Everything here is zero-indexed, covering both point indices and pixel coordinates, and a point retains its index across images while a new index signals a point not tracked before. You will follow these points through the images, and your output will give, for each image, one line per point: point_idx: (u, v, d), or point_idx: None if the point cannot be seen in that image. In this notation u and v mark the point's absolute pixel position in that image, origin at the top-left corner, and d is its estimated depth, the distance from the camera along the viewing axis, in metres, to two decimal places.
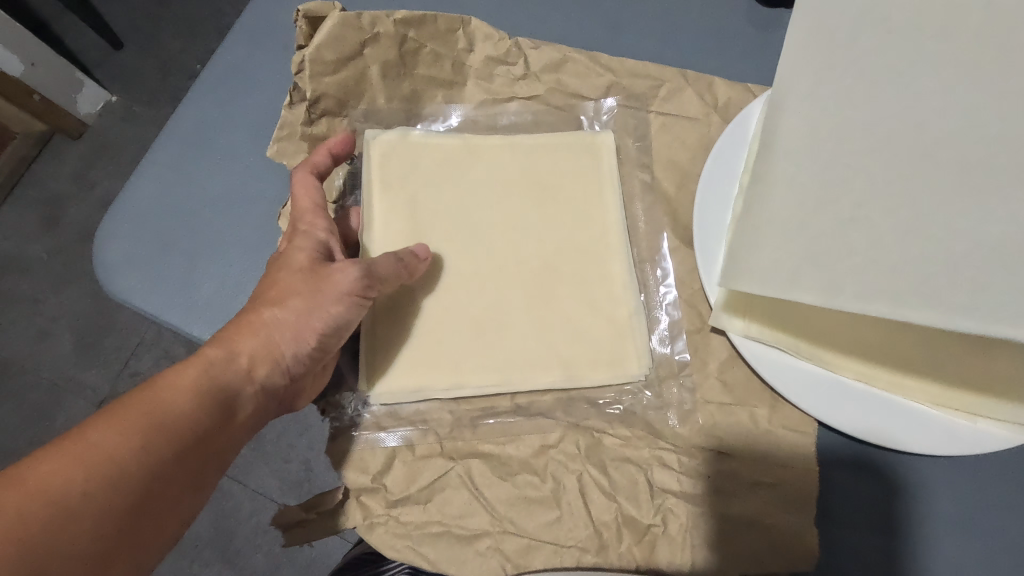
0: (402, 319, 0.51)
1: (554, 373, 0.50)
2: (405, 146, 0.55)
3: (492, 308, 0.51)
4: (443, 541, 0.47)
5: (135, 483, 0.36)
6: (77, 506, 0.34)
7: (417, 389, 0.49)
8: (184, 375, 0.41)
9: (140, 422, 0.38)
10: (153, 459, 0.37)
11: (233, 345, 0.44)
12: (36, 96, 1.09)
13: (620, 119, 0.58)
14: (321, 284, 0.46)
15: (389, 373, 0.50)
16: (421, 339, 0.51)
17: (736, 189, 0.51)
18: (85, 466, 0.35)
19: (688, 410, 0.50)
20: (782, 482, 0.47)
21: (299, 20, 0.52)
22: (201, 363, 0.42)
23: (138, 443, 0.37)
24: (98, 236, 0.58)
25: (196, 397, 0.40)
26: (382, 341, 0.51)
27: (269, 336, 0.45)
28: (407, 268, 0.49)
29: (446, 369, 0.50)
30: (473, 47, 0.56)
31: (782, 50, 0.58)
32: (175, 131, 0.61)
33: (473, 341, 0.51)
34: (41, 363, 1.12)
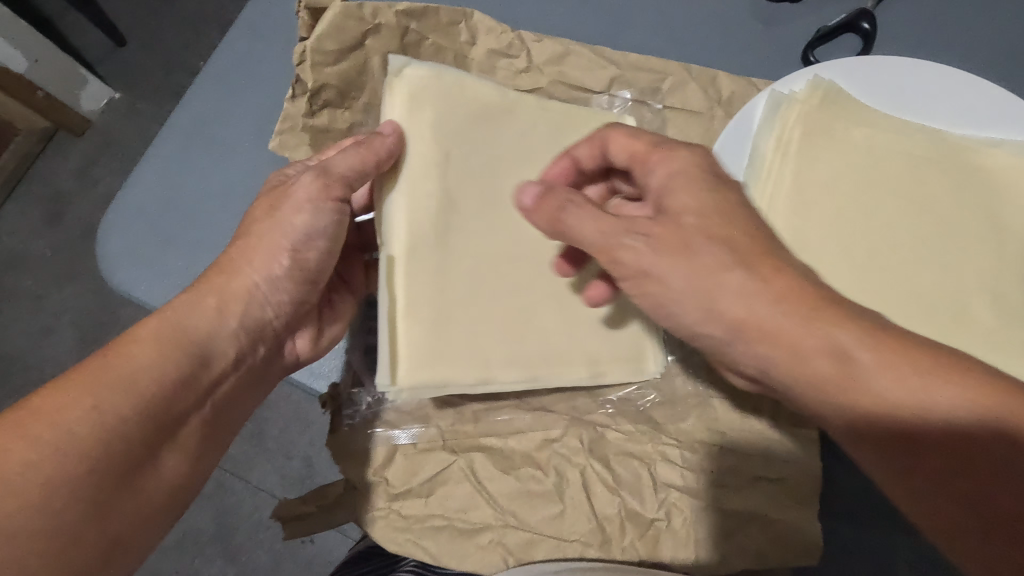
0: (427, 303, 0.43)
1: (577, 370, 0.48)
2: (442, 85, 0.45)
3: (517, 297, 0.47)
4: (445, 533, 0.47)
5: (97, 442, 0.35)
6: (24, 481, 0.33)
7: (442, 383, 0.43)
8: (142, 330, 0.39)
9: (94, 382, 0.36)
10: (106, 420, 0.36)
11: (192, 295, 0.43)
12: (39, 93, 1.09)
13: (634, 111, 0.57)
14: (278, 208, 0.45)
15: (407, 362, 0.42)
16: (446, 327, 0.44)
17: (740, 183, 0.50)
18: (32, 436, 0.34)
19: (694, 404, 0.50)
20: (784, 477, 0.47)
21: (300, 12, 0.51)
22: (162, 317, 0.41)
23: (89, 404, 0.36)
24: (102, 229, 0.58)
25: (152, 353, 0.39)
26: (401, 329, 0.43)
27: (238, 282, 0.44)
28: (367, 148, 0.42)
29: (473, 366, 0.44)
30: (475, 40, 0.56)
31: (786, 44, 0.58)
32: (178, 124, 0.61)
33: (498, 333, 0.46)
34: (43, 359, 1.12)
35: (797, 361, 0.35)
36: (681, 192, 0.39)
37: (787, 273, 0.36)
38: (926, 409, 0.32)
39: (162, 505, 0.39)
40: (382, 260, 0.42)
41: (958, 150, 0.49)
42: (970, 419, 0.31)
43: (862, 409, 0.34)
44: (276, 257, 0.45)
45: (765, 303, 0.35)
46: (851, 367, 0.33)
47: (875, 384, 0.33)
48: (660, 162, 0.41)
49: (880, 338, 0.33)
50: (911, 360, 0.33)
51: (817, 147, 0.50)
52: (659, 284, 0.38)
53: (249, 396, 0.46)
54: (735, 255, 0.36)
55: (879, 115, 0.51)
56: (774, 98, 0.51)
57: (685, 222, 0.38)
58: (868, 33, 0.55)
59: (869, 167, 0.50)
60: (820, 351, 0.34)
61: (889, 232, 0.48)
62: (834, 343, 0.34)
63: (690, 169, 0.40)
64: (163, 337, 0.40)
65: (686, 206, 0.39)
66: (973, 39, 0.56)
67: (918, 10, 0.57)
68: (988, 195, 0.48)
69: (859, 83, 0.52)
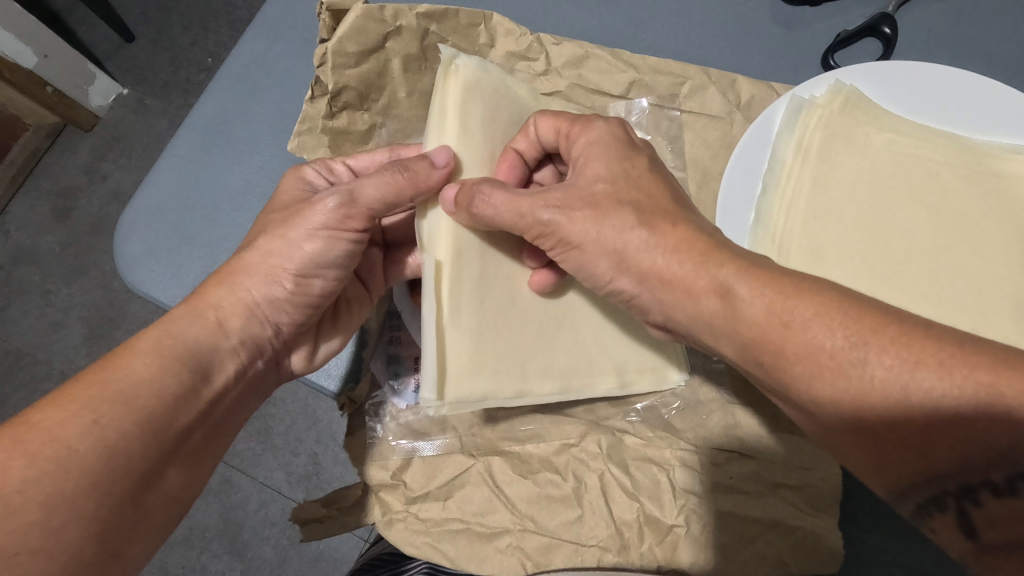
0: (470, 312, 0.41)
1: (608, 379, 0.49)
2: (485, 87, 0.45)
3: (551, 307, 0.47)
4: (463, 537, 0.48)
5: (96, 459, 0.34)
6: (23, 498, 0.31)
7: (483, 397, 0.42)
8: (142, 344, 0.38)
9: (93, 397, 0.35)
10: (107, 435, 0.34)
11: (193, 308, 0.42)
12: (49, 88, 1.09)
13: (653, 117, 0.57)
14: (286, 228, 0.44)
15: (454, 375, 0.40)
16: (487, 338, 0.42)
17: (758, 189, 0.50)
18: (31, 451, 0.32)
19: (716, 408, 0.51)
20: (804, 484, 0.48)
21: (322, 13, 0.50)
22: (161, 331, 0.40)
23: (90, 417, 0.34)
24: (120, 228, 0.58)
25: (150, 363, 0.38)
26: (447, 340, 0.40)
27: (243, 295, 0.43)
28: (411, 175, 0.40)
29: (511, 377, 0.44)
30: (494, 42, 0.57)
31: (806, 48, 0.57)
32: (195, 124, 0.61)
33: (533, 343, 0.46)
34: (52, 353, 1.12)
35: (685, 304, 0.37)
36: (594, 162, 0.42)
37: (686, 229, 0.38)
38: (857, 366, 0.30)
39: (162, 518, 0.38)
40: (430, 267, 0.40)
41: (979, 155, 0.49)
42: (900, 383, 0.29)
43: (745, 339, 0.35)
44: (277, 280, 0.44)
45: (663, 253, 0.38)
46: (732, 304, 0.35)
47: (813, 335, 0.32)
48: (582, 133, 0.44)
49: (830, 305, 0.32)
50: (784, 294, 0.34)
51: (836, 153, 0.50)
52: (577, 247, 0.40)
53: (244, 410, 0.45)
54: (639, 215, 0.39)
55: (900, 121, 0.51)
56: (795, 102, 0.51)
57: (596, 189, 0.41)
58: (889, 38, 0.54)
59: (889, 173, 0.49)
60: (707, 290, 0.36)
61: (909, 237, 0.48)
62: (717, 282, 0.36)
63: (607, 139, 0.43)
64: (166, 348, 0.39)
65: (599, 174, 0.42)
66: (994, 43, 0.56)
67: (939, 14, 0.56)
68: (1006, 201, 0.48)
69: (879, 88, 0.52)
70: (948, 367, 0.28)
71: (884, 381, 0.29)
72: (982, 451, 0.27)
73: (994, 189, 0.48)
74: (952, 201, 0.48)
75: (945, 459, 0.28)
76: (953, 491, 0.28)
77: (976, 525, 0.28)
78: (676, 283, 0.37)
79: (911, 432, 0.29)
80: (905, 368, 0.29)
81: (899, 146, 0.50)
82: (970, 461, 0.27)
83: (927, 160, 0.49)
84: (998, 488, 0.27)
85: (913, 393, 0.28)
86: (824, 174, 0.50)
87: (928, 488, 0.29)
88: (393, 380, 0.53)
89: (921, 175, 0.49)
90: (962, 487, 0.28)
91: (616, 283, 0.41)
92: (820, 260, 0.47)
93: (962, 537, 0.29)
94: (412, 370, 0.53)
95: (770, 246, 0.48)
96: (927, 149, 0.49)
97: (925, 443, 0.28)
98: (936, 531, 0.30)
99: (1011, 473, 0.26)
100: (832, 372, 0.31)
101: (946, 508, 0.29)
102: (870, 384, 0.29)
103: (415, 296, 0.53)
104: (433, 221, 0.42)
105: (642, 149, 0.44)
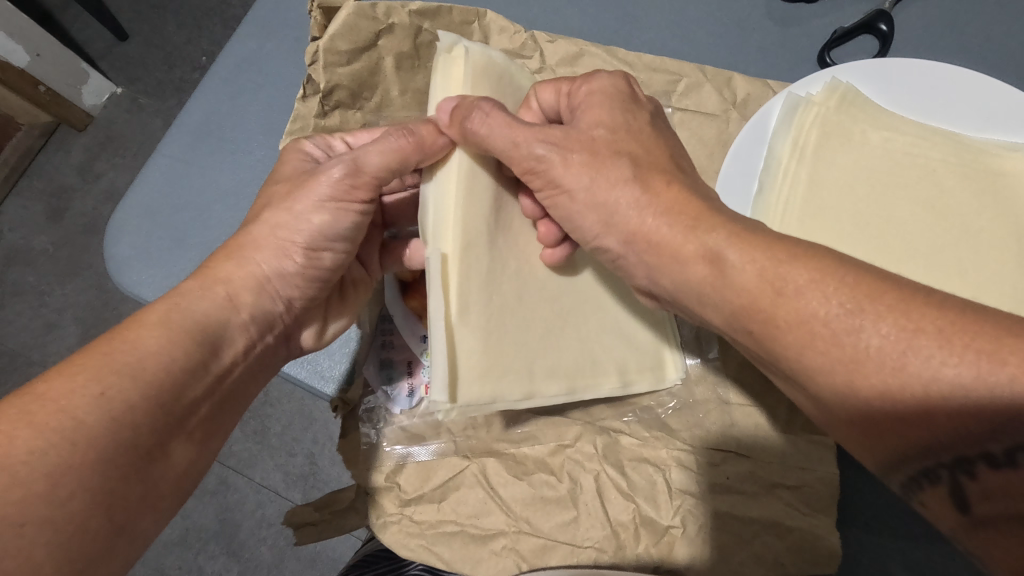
0: (478, 311, 0.40)
1: (607, 380, 0.48)
2: (493, 68, 0.44)
3: (554, 305, 0.46)
4: (458, 539, 0.47)
5: (102, 431, 0.32)
6: (29, 469, 0.29)
7: (493, 399, 0.41)
8: (151, 314, 0.37)
9: (100, 368, 0.33)
10: (115, 406, 0.33)
11: (202, 282, 0.41)
12: (42, 87, 1.07)
13: None
14: (292, 201, 0.43)
15: (462, 378, 0.39)
16: (495, 338, 0.41)
17: (754, 187, 0.50)
18: (37, 422, 0.30)
19: (713, 407, 0.51)
20: (801, 484, 0.48)
21: (313, 11, 0.50)
22: (172, 302, 0.39)
23: (97, 389, 0.33)
24: (110, 229, 0.57)
25: (160, 336, 0.37)
26: (457, 340, 0.39)
27: (255, 270, 0.43)
28: (417, 140, 0.40)
29: (520, 378, 0.43)
30: (488, 40, 0.56)
31: (803, 45, 0.57)
32: (185, 123, 0.60)
33: (538, 342, 0.45)
34: (47, 354, 1.12)
35: (674, 266, 0.37)
36: (595, 109, 0.42)
37: (679, 187, 0.38)
38: (852, 334, 0.29)
39: (168, 494, 0.35)
40: (436, 261, 0.38)
41: (974, 153, 0.49)
42: (897, 352, 0.28)
43: (734, 307, 0.34)
44: (287, 254, 0.44)
45: (653, 214, 0.38)
46: (721, 269, 0.35)
47: (805, 302, 0.31)
48: (582, 86, 0.44)
49: (824, 272, 0.32)
50: (776, 259, 0.33)
51: (833, 151, 0.50)
52: (566, 193, 0.40)
53: (253, 386, 0.44)
54: (636, 171, 0.39)
55: (897, 118, 0.50)
56: (790, 100, 0.51)
57: (597, 135, 0.41)
58: (886, 35, 0.54)
59: (885, 171, 0.49)
60: (699, 259, 0.36)
61: (910, 230, 0.47)
62: (707, 248, 0.35)
63: (609, 91, 0.43)
64: (176, 323, 0.38)
65: (600, 120, 0.41)
66: (992, 40, 0.56)
67: (935, 11, 0.56)
68: (1004, 199, 0.48)
69: (876, 85, 0.52)
70: (946, 335, 0.27)
71: (879, 350, 0.29)
72: (979, 420, 0.26)
73: (991, 181, 0.48)
74: (949, 198, 0.48)
75: (939, 429, 0.27)
76: (948, 463, 0.27)
77: (969, 497, 0.27)
78: (665, 248, 0.37)
79: (907, 404, 0.28)
80: (901, 337, 0.28)
81: (897, 139, 0.50)
82: (963, 430, 0.26)
83: (924, 153, 0.49)
84: (996, 459, 0.26)
85: (910, 361, 0.28)
86: (823, 172, 0.49)
87: (918, 460, 0.28)
88: (387, 387, 0.52)
89: (921, 168, 0.49)
90: (955, 458, 0.27)
91: (603, 240, 0.40)
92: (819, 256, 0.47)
93: (955, 509, 0.27)
94: (405, 375, 0.53)
95: None
96: (924, 143, 0.49)
97: (918, 415, 0.27)
98: (925, 505, 0.29)
99: (1011, 445, 0.25)
100: (824, 340, 0.30)
101: (940, 481, 0.28)
102: (864, 353, 0.29)
103: (409, 297, 0.54)
104: (435, 214, 0.39)
105: (643, 103, 0.44)
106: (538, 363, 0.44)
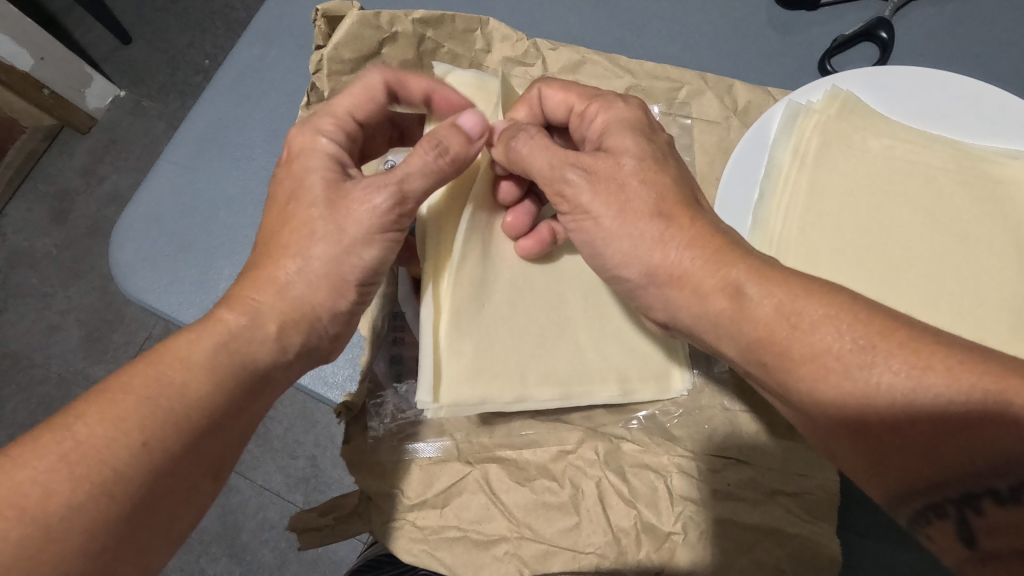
0: (469, 317, 0.43)
1: (607, 388, 0.48)
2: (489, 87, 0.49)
3: (551, 313, 0.47)
4: (460, 545, 0.48)
5: (136, 484, 0.31)
6: (61, 519, 0.29)
7: (481, 401, 0.43)
8: (198, 348, 0.34)
9: (143, 416, 0.32)
10: (156, 459, 0.32)
11: (244, 309, 0.37)
12: (45, 91, 1.07)
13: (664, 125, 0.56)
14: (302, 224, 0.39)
15: (449, 379, 0.42)
16: (485, 344, 0.44)
17: (755, 195, 0.50)
18: (71, 468, 0.30)
19: (716, 414, 0.51)
20: (802, 491, 0.48)
21: (317, 21, 0.51)
22: (218, 332, 0.35)
23: (138, 440, 0.31)
24: (116, 234, 0.58)
25: (205, 382, 0.34)
26: (446, 344, 0.42)
27: (299, 299, 0.38)
28: (456, 156, 0.40)
29: (511, 381, 0.45)
30: (491, 48, 0.57)
31: (804, 52, 0.57)
32: (190, 129, 0.60)
33: (532, 348, 0.46)
34: (49, 356, 1.12)
35: (694, 300, 0.37)
36: (620, 137, 0.41)
37: (703, 222, 0.38)
38: (864, 369, 0.30)
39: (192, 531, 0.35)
40: (429, 270, 0.42)
41: (976, 161, 0.49)
42: (907, 391, 0.29)
43: (748, 339, 0.35)
44: (339, 291, 0.39)
45: (676, 246, 0.37)
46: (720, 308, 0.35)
47: (821, 336, 0.32)
48: (599, 111, 0.44)
49: (839, 307, 0.32)
50: (791, 295, 0.34)
51: (834, 159, 0.50)
52: (593, 219, 0.40)
53: None
54: (658, 204, 0.39)
55: (898, 126, 0.51)
56: (791, 108, 0.51)
57: (624, 164, 0.40)
58: (886, 42, 0.54)
59: (884, 180, 0.49)
60: (717, 291, 0.36)
61: (907, 237, 0.48)
62: (728, 281, 0.35)
63: (625, 118, 0.43)
64: (220, 365, 0.35)
65: (626, 148, 0.41)
66: (992, 46, 0.56)
67: (934, 19, 0.57)
68: (1004, 208, 0.48)
69: (877, 93, 0.52)
70: (955, 373, 0.28)
71: (890, 386, 0.29)
72: (985, 459, 0.27)
73: (993, 189, 0.48)
74: (949, 205, 0.48)
75: (948, 465, 0.28)
76: (955, 498, 0.28)
77: (976, 532, 0.27)
78: (684, 280, 0.37)
79: (916, 440, 0.29)
80: (912, 373, 0.29)
81: (898, 147, 0.50)
82: (971, 467, 0.27)
83: (924, 161, 0.49)
84: (1001, 495, 0.26)
85: (918, 397, 0.29)
86: (823, 180, 0.49)
87: (928, 495, 0.29)
88: (397, 383, 0.54)
89: (921, 176, 0.49)
90: (963, 493, 0.28)
91: (620, 271, 0.40)
92: (818, 261, 0.47)
93: (960, 544, 0.28)
94: (413, 372, 0.54)
95: (770, 250, 0.48)
96: (925, 151, 0.49)
97: (929, 451, 0.28)
98: (931, 539, 0.29)
99: (1015, 482, 0.26)
100: (838, 375, 0.31)
101: (946, 515, 0.28)
102: (875, 389, 0.30)
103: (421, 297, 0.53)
104: (433, 230, 0.43)
105: (660, 133, 0.43)
106: (532, 367, 0.46)
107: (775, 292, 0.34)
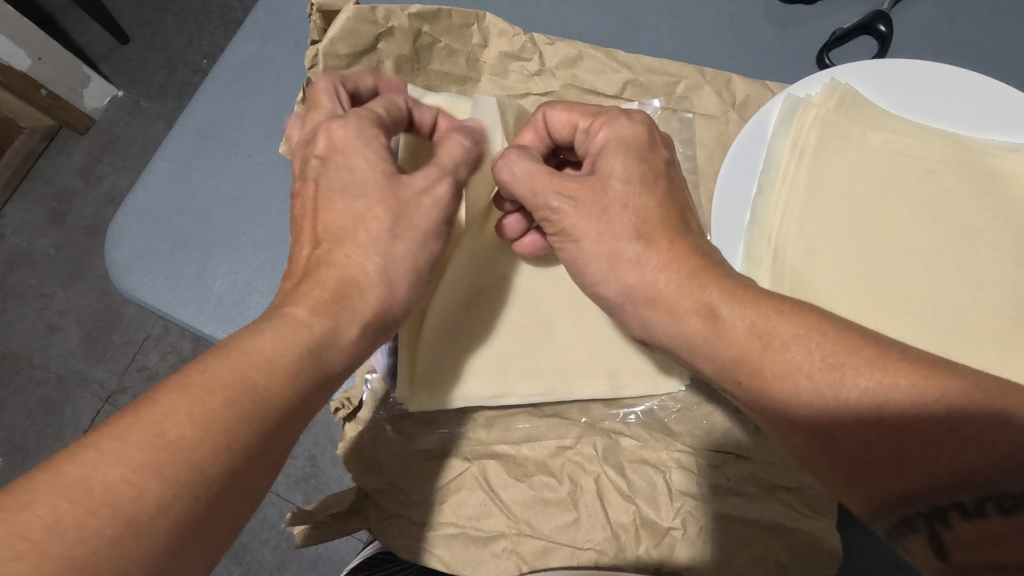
0: (447, 323, 0.49)
1: (597, 383, 0.49)
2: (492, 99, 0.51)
3: (532, 313, 0.50)
4: (459, 541, 0.48)
5: (219, 485, 0.29)
6: (147, 518, 0.26)
7: (458, 397, 0.47)
8: (280, 343, 0.33)
9: (230, 416, 0.30)
10: (239, 462, 0.29)
11: (305, 295, 0.37)
12: (43, 91, 1.07)
13: (664, 120, 0.56)
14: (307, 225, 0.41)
15: (423, 376, 0.48)
16: (462, 346, 0.49)
17: (753, 188, 0.50)
18: (155, 463, 0.27)
19: (712, 410, 0.50)
20: (802, 486, 0.48)
21: (313, 15, 0.50)
22: (300, 328, 0.35)
23: (225, 441, 0.29)
24: (112, 232, 0.58)
25: (290, 382, 0.33)
26: (424, 347, 0.48)
27: (367, 291, 0.38)
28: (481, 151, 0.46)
29: (491, 377, 0.48)
30: (487, 42, 0.56)
31: (803, 46, 0.57)
32: (185, 127, 0.60)
33: (514, 348, 0.49)
34: (48, 357, 1.12)
35: (669, 321, 0.38)
36: (614, 158, 0.42)
37: (680, 247, 0.39)
38: (834, 388, 0.30)
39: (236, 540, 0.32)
40: None
41: (975, 154, 0.49)
42: (874, 400, 0.29)
43: (724, 358, 0.35)
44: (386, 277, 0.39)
45: (653, 268, 0.39)
46: (717, 306, 0.36)
47: (791, 356, 0.32)
48: (603, 129, 0.44)
49: (809, 326, 0.32)
50: (765, 315, 0.34)
51: (832, 152, 0.50)
52: (576, 241, 0.41)
53: None
54: (638, 227, 0.40)
55: (898, 119, 0.50)
56: (790, 101, 0.51)
57: (613, 187, 0.41)
58: (885, 35, 0.54)
59: (884, 173, 0.49)
60: (693, 312, 0.37)
61: (905, 232, 0.47)
62: (703, 304, 0.36)
63: (625, 137, 0.42)
64: (303, 366, 0.34)
65: (615, 170, 0.41)
66: (991, 39, 0.56)
67: (934, 12, 0.56)
68: (1004, 201, 0.47)
69: (876, 86, 0.52)
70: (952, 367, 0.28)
71: (859, 399, 0.29)
72: (949, 472, 0.27)
73: (993, 182, 0.48)
74: (949, 200, 0.48)
75: (917, 478, 0.28)
76: (924, 511, 0.28)
77: (946, 545, 0.27)
78: (659, 302, 0.38)
79: (886, 451, 0.28)
80: (878, 392, 0.29)
81: (898, 140, 0.49)
82: (937, 480, 0.27)
83: (924, 153, 0.49)
84: (966, 508, 0.26)
85: (885, 407, 0.28)
86: (821, 173, 0.49)
87: (897, 508, 0.29)
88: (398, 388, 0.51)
89: (918, 168, 0.49)
90: (932, 507, 0.27)
91: (599, 289, 0.42)
92: (814, 254, 0.47)
93: (933, 556, 0.27)
94: None
95: (763, 245, 0.48)
96: (926, 144, 0.49)
97: (897, 463, 0.28)
98: (909, 551, 0.29)
99: (980, 495, 0.26)
100: (811, 393, 0.31)
101: (917, 529, 0.28)
102: (847, 403, 0.30)
103: None
104: None
105: (659, 151, 0.43)
106: (514, 365, 0.49)
107: (769, 301, 0.35)
